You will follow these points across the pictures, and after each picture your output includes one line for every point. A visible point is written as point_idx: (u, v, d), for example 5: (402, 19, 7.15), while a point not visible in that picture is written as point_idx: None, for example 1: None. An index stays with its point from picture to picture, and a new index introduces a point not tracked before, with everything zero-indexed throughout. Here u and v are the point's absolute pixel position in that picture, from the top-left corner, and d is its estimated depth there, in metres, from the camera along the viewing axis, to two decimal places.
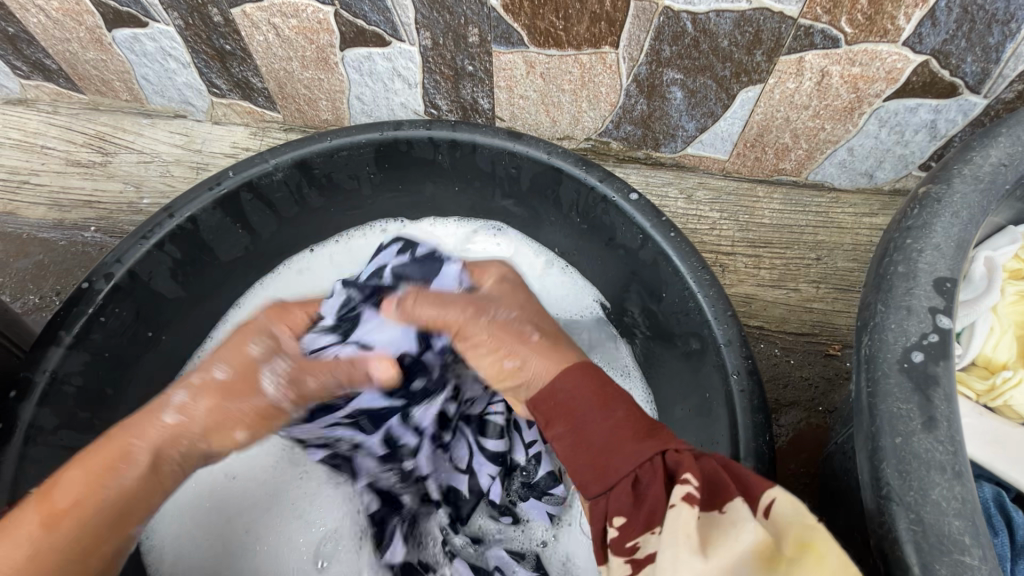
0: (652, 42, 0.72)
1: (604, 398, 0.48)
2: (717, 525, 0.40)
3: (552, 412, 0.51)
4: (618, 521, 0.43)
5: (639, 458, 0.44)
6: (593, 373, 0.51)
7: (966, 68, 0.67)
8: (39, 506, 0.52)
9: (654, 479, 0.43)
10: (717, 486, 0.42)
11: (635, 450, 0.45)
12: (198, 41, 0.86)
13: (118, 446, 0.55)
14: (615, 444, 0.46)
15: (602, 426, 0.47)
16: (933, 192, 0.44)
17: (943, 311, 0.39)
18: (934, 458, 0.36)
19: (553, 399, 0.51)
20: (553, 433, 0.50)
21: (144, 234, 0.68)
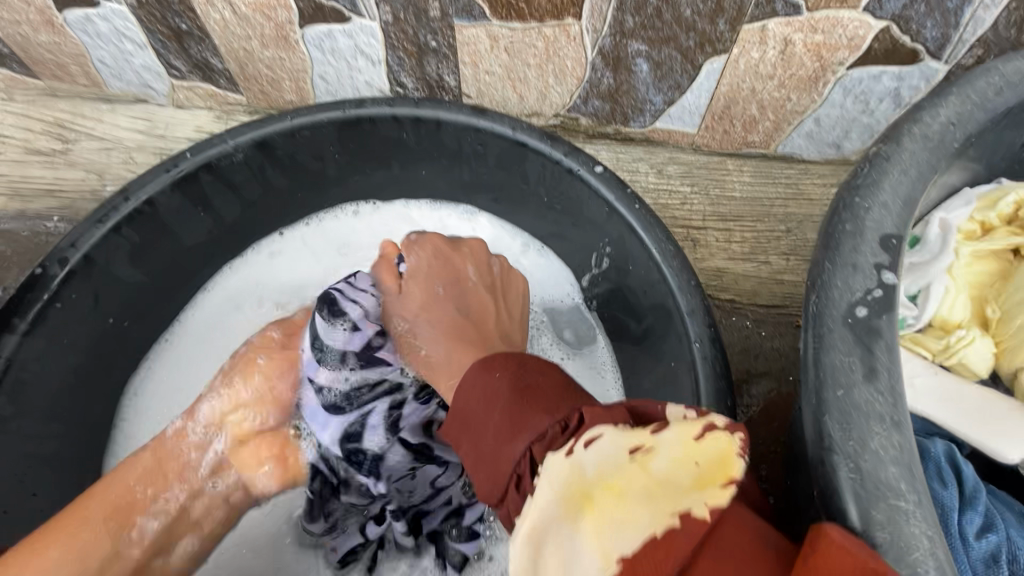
0: (615, 13, 0.71)
1: (488, 396, 0.50)
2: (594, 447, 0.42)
3: (458, 425, 0.52)
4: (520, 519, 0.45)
5: (518, 452, 0.45)
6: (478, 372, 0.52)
7: (927, 33, 0.67)
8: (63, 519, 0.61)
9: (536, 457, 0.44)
10: (588, 420, 0.43)
11: (511, 447, 0.46)
12: (153, 20, 0.83)
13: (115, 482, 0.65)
14: (498, 440, 0.47)
15: (487, 431, 0.48)
16: (883, 151, 0.44)
17: (888, 266, 0.39)
18: (873, 408, 0.36)
19: (455, 412, 0.52)
20: (462, 451, 0.51)
21: (100, 217, 0.67)
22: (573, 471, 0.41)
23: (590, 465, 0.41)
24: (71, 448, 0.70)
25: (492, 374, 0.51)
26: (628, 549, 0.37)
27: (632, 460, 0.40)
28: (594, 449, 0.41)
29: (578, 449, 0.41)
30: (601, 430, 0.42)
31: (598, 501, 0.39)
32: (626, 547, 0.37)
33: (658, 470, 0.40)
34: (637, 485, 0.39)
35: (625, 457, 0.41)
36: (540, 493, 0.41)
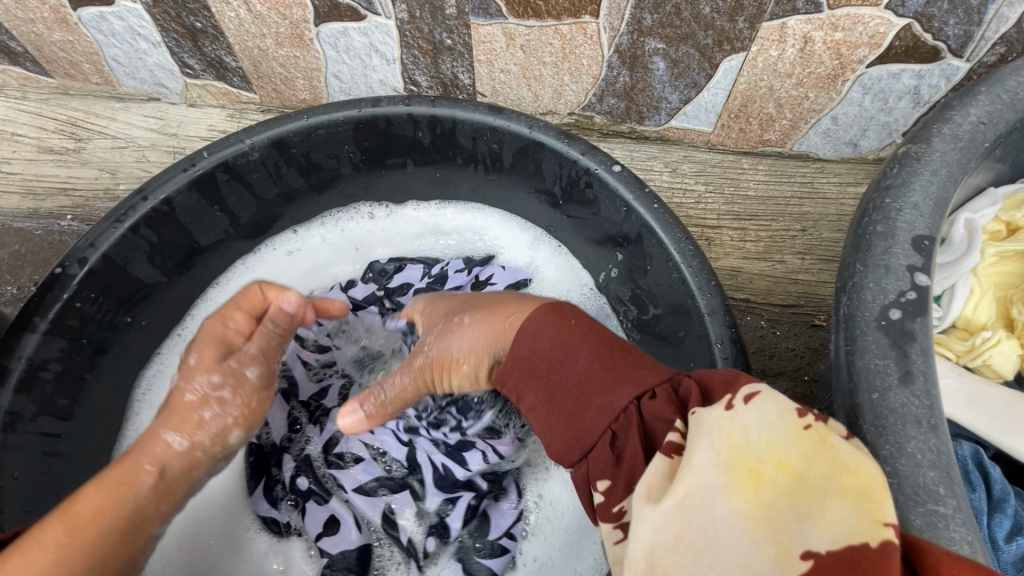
0: (633, 11, 0.71)
1: (567, 338, 0.43)
2: (718, 420, 0.34)
3: (518, 380, 0.45)
4: (601, 486, 0.39)
5: (617, 407, 0.39)
6: (552, 320, 0.45)
7: (949, 31, 0.67)
8: (64, 519, 0.52)
9: (636, 426, 0.38)
10: (735, 377, 0.37)
11: (607, 402, 0.40)
12: (168, 18, 0.83)
13: (126, 480, 0.56)
14: (587, 390, 0.41)
15: (568, 383, 0.42)
16: (912, 151, 0.43)
17: (921, 269, 0.39)
18: (910, 411, 0.36)
19: (512, 364, 0.45)
20: (526, 406, 0.45)
21: (118, 217, 0.67)
22: (732, 434, 0.33)
23: (751, 431, 0.33)
24: (87, 447, 0.69)
25: (569, 324, 0.44)
26: (819, 547, 0.29)
27: (805, 433, 0.32)
28: (755, 408, 0.34)
29: (737, 405, 0.34)
30: (761, 389, 0.35)
31: (766, 481, 0.31)
32: (818, 542, 0.29)
33: (839, 452, 0.32)
34: (818, 464, 0.31)
35: (795, 427, 0.33)
36: (698, 454, 0.33)
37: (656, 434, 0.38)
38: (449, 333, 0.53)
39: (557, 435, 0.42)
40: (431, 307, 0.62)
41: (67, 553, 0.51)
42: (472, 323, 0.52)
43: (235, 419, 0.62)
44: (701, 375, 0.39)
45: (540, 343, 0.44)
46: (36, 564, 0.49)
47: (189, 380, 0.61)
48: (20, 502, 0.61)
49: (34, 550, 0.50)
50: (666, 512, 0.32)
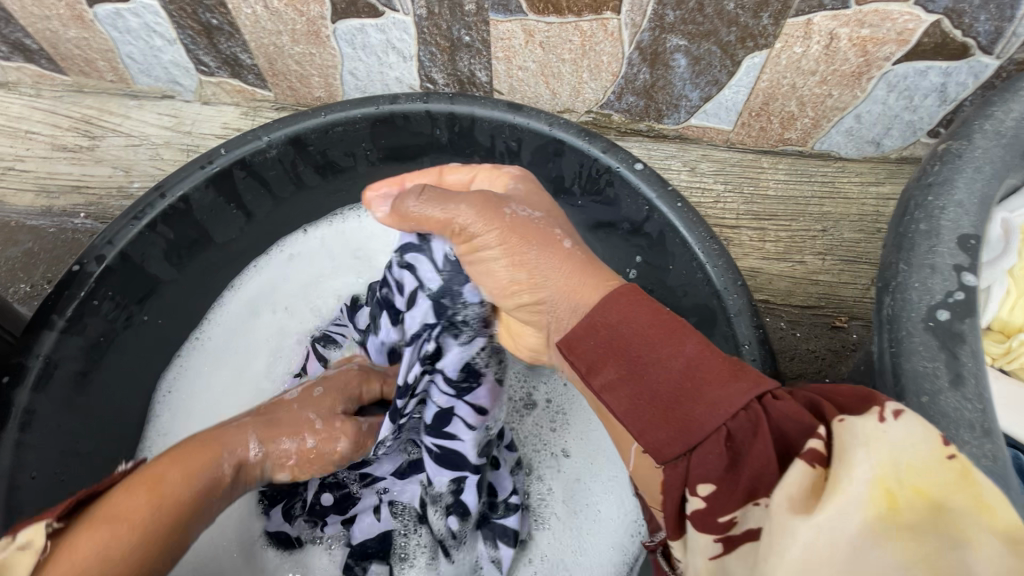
0: (655, 7, 0.70)
1: (669, 328, 0.41)
2: (874, 435, 0.33)
3: (607, 359, 0.43)
4: (704, 491, 0.37)
5: (734, 407, 0.37)
6: (648, 304, 0.43)
7: (979, 27, 0.65)
8: (148, 491, 0.51)
9: (764, 427, 0.36)
10: (870, 396, 0.36)
11: (718, 398, 0.38)
12: (184, 15, 0.82)
13: (207, 468, 0.56)
14: (690, 380, 0.39)
15: (672, 372, 0.40)
16: (953, 148, 0.42)
17: (967, 268, 0.38)
18: (962, 416, 0.35)
19: (603, 340, 0.43)
20: (607, 386, 0.42)
21: (135, 214, 0.66)
22: (889, 453, 0.32)
23: (902, 449, 0.32)
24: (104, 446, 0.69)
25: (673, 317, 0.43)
26: (978, 569, 0.29)
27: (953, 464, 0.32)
28: (903, 427, 0.33)
29: (889, 423, 0.33)
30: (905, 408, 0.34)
31: (908, 504, 0.31)
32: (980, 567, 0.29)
33: (983, 487, 0.31)
34: (958, 496, 0.31)
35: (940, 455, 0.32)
36: (856, 467, 0.31)
37: (788, 446, 0.36)
38: (488, 210, 0.51)
39: (650, 423, 0.40)
40: (527, 190, 0.57)
41: (144, 528, 0.49)
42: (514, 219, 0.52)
43: (305, 463, 0.62)
44: (822, 390, 0.39)
45: (638, 316, 0.42)
46: (120, 531, 0.48)
47: (294, 404, 0.64)
48: (39, 502, 0.60)
49: (111, 518, 0.49)
50: (822, 527, 0.30)
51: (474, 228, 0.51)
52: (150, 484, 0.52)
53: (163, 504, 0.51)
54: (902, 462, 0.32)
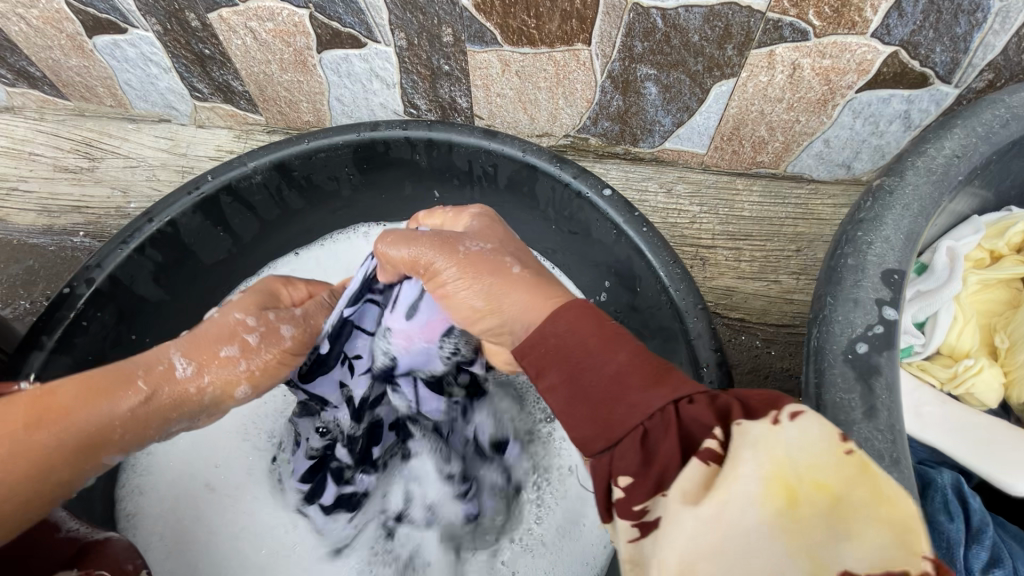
0: (624, 39, 0.72)
1: (608, 337, 0.41)
2: (765, 440, 0.33)
3: (540, 360, 0.43)
4: (623, 482, 0.37)
5: (653, 406, 0.37)
6: (585, 314, 0.43)
7: (936, 58, 0.67)
8: (29, 406, 0.49)
9: (673, 428, 0.36)
10: (784, 395, 0.36)
11: (635, 395, 0.38)
12: (178, 46, 0.86)
13: (115, 379, 0.53)
14: (621, 384, 0.39)
15: (603, 374, 0.40)
16: (886, 185, 0.45)
17: (889, 302, 0.41)
18: (874, 446, 0.38)
19: (535, 336, 0.44)
20: (545, 384, 0.43)
21: (124, 238, 0.69)
22: (778, 451, 0.32)
23: (801, 449, 0.32)
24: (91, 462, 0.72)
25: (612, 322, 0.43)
26: (855, 565, 0.29)
27: (848, 459, 0.32)
28: (802, 427, 0.33)
29: (784, 422, 0.33)
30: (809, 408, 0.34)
31: (805, 499, 0.31)
32: (852, 561, 0.29)
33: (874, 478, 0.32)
34: (857, 490, 0.31)
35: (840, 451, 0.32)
36: (743, 468, 0.32)
37: (690, 439, 0.35)
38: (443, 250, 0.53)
39: (579, 416, 0.40)
40: (483, 226, 0.57)
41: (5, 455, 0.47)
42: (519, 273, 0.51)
43: (262, 366, 0.58)
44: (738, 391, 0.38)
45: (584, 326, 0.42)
46: None
47: (217, 311, 0.58)
48: None
49: None
50: (702, 518, 0.32)
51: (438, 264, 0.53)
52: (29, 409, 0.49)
53: (37, 423, 0.49)
54: (793, 460, 0.32)
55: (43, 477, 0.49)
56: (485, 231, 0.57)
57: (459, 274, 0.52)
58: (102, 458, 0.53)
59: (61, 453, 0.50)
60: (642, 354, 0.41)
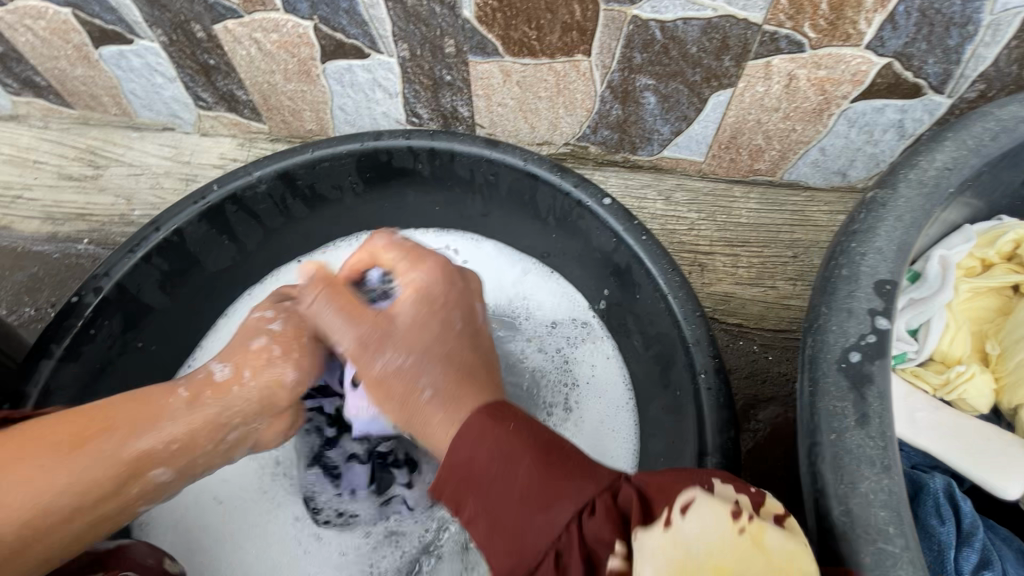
0: (623, 50, 0.73)
1: (510, 452, 0.43)
2: (661, 543, 0.36)
3: (456, 488, 0.44)
4: None
5: (558, 527, 0.40)
6: (489, 422, 0.45)
7: (928, 69, 0.69)
8: (71, 425, 0.52)
9: (579, 547, 0.39)
10: (673, 484, 0.40)
11: (543, 519, 0.40)
12: (183, 56, 0.87)
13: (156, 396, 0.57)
14: (526, 500, 0.41)
15: (510, 497, 0.42)
16: (879, 197, 0.46)
17: (881, 312, 0.43)
18: (865, 452, 0.39)
19: (451, 462, 0.45)
20: (464, 517, 0.44)
21: (131, 248, 0.70)
22: (674, 549, 0.36)
23: (696, 548, 0.36)
24: None
25: (503, 430, 0.44)
26: None
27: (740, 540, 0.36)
28: (693, 519, 0.37)
29: (676, 519, 0.37)
30: (696, 495, 0.38)
31: None
32: None
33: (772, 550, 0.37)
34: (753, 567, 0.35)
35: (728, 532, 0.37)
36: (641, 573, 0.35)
37: (596, 556, 0.38)
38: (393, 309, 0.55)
39: (493, 545, 0.42)
40: (433, 283, 0.56)
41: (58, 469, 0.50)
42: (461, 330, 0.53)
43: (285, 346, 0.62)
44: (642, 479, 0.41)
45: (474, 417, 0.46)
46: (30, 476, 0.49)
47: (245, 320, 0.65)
48: None
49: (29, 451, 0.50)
50: None
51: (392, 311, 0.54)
52: (70, 433, 0.52)
53: (87, 437, 0.52)
54: (689, 554, 0.36)
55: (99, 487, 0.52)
56: (413, 331, 0.52)
57: (401, 323, 0.53)
58: (152, 472, 0.55)
59: (113, 464, 0.52)
60: (548, 455, 0.43)
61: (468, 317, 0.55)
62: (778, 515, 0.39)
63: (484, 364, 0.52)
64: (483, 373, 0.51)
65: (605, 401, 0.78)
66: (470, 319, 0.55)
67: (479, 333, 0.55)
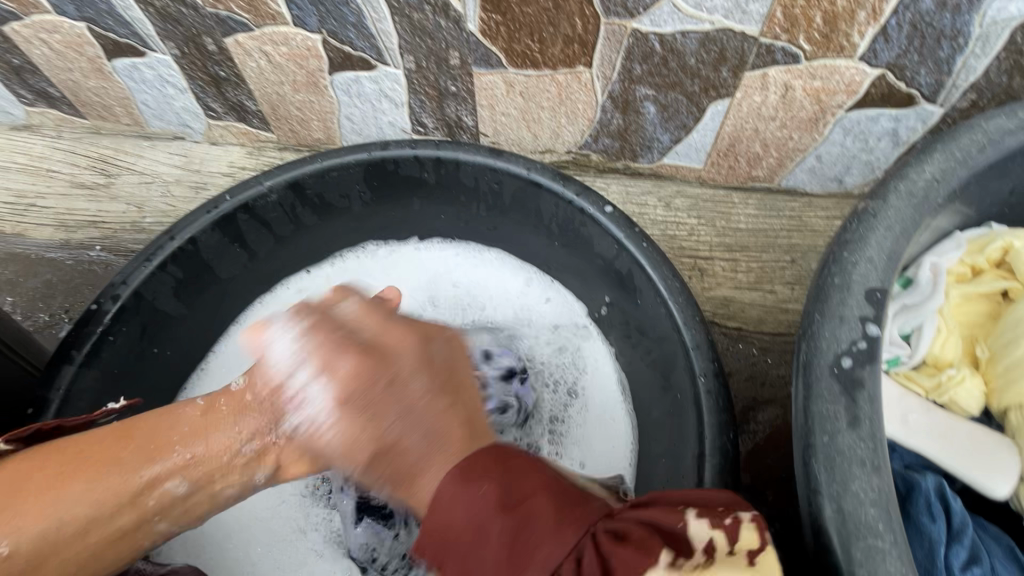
0: (624, 62, 0.75)
1: (476, 521, 0.42)
2: None
3: (435, 548, 0.45)
4: None
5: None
6: (458, 484, 0.44)
7: (921, 80, 0.71)
8: (106, 436, 0.54)
9: None
10: (631, 557, 0.38)
11: None
12: (194, 68, 0.90)
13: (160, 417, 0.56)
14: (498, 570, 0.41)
15: (483, 568, 0.42)
16: (870, 208, 0.48)
17: (872, 319, 0.45)
18: (855, 453, 0.41)
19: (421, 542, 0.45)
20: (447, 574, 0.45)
21: (147, 256, 0.73)
22: None
23: None
24: None
25: (472, 490, 0.43)
26: None
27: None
28: None
29: None
30: (653, 575, 0.38)
31: None
32: None
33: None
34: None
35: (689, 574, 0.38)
36: None
37: None
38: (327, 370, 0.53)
39: None
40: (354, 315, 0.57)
41: (74, 478, 0.50)
42: (429, 389, 0.51)
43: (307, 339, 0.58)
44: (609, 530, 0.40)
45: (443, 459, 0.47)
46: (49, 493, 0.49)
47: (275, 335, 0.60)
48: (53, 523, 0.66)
49: (56, 460, 0.51)
50: None
51: (359, 370, 0.52)
52: (81, 457, 0.51)
53: (107, 452, 0.52)
54: None
55: (114, 502, 0.51)
56: (349, 442, 0.51)
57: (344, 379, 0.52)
58: (166, 483, 0.54)
59: (123, 488, 0.52)
60: (520, 521, 0.41)
61: (433, 373, 0.52)
62: (751, 550, 0.40)
63: (454, 414, 0.50)
64: (460, 424, 0.49)
65: (608, 387, 0.82)
66: (435, 375, 0.52)
67: (450, 389, 0.51)
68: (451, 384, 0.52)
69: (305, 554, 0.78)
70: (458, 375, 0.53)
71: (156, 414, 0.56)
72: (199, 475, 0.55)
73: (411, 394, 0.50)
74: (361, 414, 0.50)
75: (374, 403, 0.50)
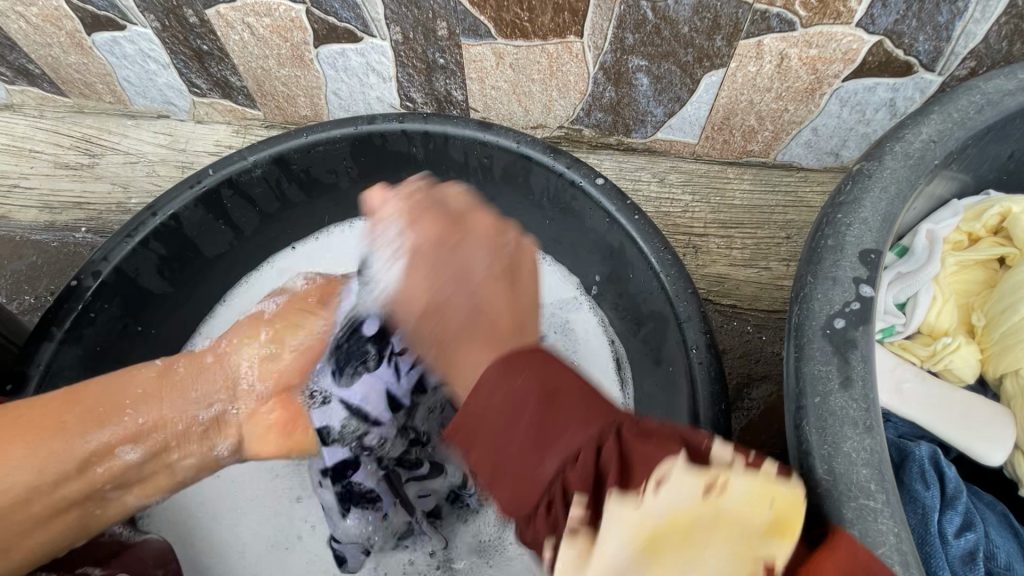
0: (616, 31, 0.74)
1: (510, 409, 0.42)
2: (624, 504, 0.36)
3: (466, 433, 0.44)
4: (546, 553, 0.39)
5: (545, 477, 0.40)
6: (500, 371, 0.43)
7: (919, 47, 0.69)
8: (53, 404, 0.55)
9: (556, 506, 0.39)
10: (648, 448, 0.38)
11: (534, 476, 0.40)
12: (176, 42, 0.87)
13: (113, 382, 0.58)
14: (525, 450, 0.41)
15: (509, 449, 0.41)
16: (865, 169, 0.47)
17: (865, 280, 0.44)
18: (847, 414, 0.41)
19: (461, 416, 0.44)
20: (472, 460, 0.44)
21: (129, 232, 0.71)
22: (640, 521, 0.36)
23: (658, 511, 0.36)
24: None
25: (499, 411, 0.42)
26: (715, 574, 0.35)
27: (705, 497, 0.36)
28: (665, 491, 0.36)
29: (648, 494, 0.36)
30: (671, 465, 0.37)
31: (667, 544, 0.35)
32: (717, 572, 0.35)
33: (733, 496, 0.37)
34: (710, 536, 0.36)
35: (701, 492, 0.36)
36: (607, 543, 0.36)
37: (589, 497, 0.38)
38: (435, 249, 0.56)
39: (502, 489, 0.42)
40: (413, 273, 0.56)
41: (20, 445, 0.52)
42: (487, 275, 0.53)
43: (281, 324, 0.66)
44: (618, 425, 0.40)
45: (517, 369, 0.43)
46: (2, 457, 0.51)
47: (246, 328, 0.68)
48: None
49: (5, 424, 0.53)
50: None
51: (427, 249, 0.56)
52: (26, 429, 0.53)
53: (55, 415, 0.54)
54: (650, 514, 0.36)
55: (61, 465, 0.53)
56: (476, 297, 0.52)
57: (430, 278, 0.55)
58: (120, 450, 0.56)
59: (73, 451, 0.54)
60: (558, 395, 0.41)
61: (498, 258, 0.55)
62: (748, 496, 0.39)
63: (504, 301, 0.51)
64: (506, 314, 0.51)
65: (594, 360, 0.81)
66: (499, 261, 0.54)
67: (510, 273, 0.54)
68: (508, 271, 0.54)
69: (292, 533, 0.77)
70: (525, 265, 0.55)
71: (104, 379, 0.59)
72: (150, 444, 0.58)
73: (497, 291, 0.52)
74: (444, 356, 0.51)
75: (440, 313, 0.52)
